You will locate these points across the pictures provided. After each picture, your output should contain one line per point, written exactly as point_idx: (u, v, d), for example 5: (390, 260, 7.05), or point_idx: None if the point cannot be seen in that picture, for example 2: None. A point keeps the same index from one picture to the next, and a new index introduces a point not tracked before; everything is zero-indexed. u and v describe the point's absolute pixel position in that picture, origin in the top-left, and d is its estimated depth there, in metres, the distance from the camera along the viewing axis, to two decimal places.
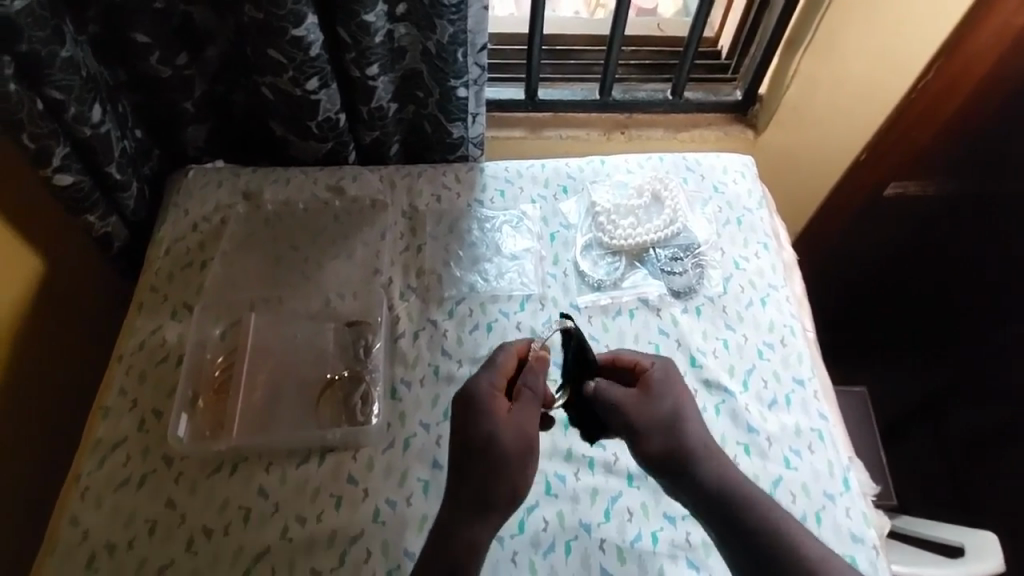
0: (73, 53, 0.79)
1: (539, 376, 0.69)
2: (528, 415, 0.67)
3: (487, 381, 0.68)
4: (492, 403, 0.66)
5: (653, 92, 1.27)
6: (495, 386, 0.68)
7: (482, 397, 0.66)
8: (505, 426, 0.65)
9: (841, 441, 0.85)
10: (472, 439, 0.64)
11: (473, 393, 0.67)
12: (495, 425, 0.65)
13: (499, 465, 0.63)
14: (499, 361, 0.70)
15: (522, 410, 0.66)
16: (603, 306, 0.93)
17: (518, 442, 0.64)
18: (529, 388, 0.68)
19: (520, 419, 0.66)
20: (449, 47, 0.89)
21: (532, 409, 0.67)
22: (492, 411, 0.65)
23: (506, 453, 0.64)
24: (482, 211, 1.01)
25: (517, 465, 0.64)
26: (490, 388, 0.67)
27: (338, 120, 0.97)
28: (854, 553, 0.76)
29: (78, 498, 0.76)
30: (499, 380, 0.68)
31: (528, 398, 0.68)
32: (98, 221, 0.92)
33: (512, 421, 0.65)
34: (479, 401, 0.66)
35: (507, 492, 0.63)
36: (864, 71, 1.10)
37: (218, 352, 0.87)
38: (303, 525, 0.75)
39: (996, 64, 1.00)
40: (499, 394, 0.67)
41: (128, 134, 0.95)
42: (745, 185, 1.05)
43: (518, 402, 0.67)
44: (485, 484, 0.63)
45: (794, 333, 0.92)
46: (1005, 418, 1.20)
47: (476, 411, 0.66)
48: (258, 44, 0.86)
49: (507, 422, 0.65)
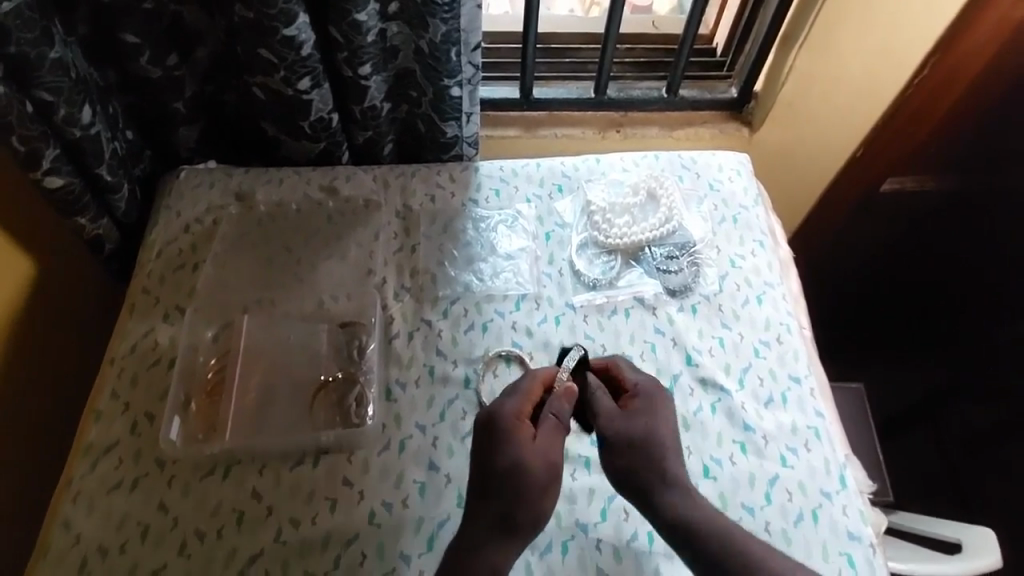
0: (62, 54, 0.78)
1: (564, 402, 0.70)
2: (553, 441, 0.67)
3: (511, 406, 0.68)
4: (517, 428, 0.66)
5: (648, 90, 1.26)
6: (520, 412, 0.68)
7: (506, 421, 0.67)
8: (530, 452, 0.65)
9: (838, 438, 0.85)
10: (498, 462, 0.64)
11: (499, 418, 0.67)
12: (520, 449, 0.65)
13: (523, 484, 0.63)
14: (522, 387, 0.71)
15: (547, 435, 0.67)
16: (599, 305, 0.92)
17: (544, 465, 0.65)
18: (553, 414, 0.69)
19: (545, 443, 0.66)
20: (441, 46, 0.89)
21: (556, 437, 0.67)
22: (517, 437, 0.66)
23: (531, 474, 0.64)
24: (477, 210, 1.01)
25: (541, 485, 0.64)
26: (514, 414, 0.67)
27: (331, 120, 0.97)
28: (851, 551, 0.76)
29: (69, 502, 0.75)
30: (523, 406, 0.69)
31: (553, 425, 0.68)
32: (89, 223, 0.91)
33: (537, 445, 0.66)
34: (506, 426, 0.66)
35: (531, 511, 0.63)
36: (860, 66, 1.10)
37: (211, 354, 0.86)
38: (297, 528, 0.74)
39: (996, 58, 0.99)
40: (524, 420, 0.68)
41: (119, 135, 0.94)
42: (740, 183, 1.04)
43: (543, 428, 0.68)
44: (511, 503, 0.63)
45: (790, 331, 0.91)
46: (1003, 412, 1.19)
47: (501, 436, 0.66)
48: (249, 44, 0.85)
49: (533, 446, 0.66)
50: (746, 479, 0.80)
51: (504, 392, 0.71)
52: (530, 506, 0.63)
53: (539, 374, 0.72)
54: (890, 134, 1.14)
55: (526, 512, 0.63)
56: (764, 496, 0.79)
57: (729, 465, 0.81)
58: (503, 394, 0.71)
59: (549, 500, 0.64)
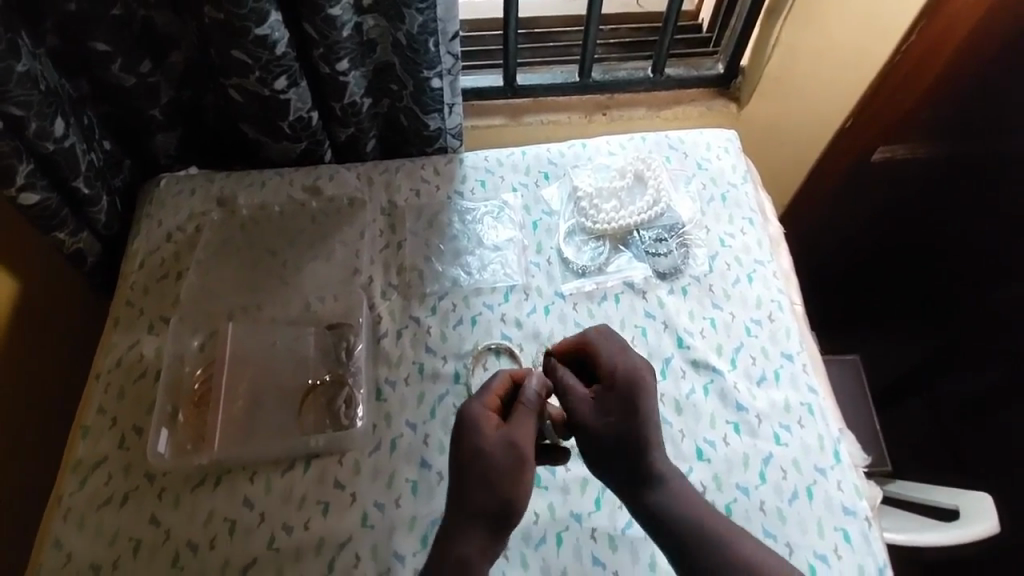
0: (29, 67, 0.77)
1: (532, 389, 0.67)
2: (521, 427, 0.64)
3: (476, 401, 0.66)
4: (484, 423, 0.64)
5: (633, 71, 1.24)
6: (487, 408, 0.66)
7: (469, 416, 0.65)
8: (495, 441, 0.63)
9: (832, 413, 0.84)
10: (462, 453, 0.63)
11: (462, 417, 0.65)
12: (484, 441, 0.63)
13: (484, 476, 0.62)
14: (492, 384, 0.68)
15: (516, 423, 0.64)
16: (588, 292, 0.91)
17: (510, 452, 0.62)
18: (523, 401, 0.65)
19: (512, 429, 0.63)
20: (419, 37, 0.87)
21: (529, 422, 0.64)
22: (480, 426, 0.64)
23: (496, 465, 0.62)
24: (463, 203, 0.99)
25: (510, 472, 0.62)
26: (479, 407, 0.65)
27: (311, 119, 0.96)
28: (847, 526, 0.75)
29: (60, 520, 0.75)
30: (490, 400, 0.66)
31: (523, 410, 0.65)
32: (68, 237, 0.91)
33: (502, 436, 0.63)
34: (469, 423, 0.64)
35: (496, 503, 0.61)
36: (853, 33, 1.07)
37: (198, 364, 0.86)
38: (290, 534, 0.74)
39: (996, 11, 0.92)
40: (491, 412, 0.66)
41: (95, 146, 0.93)
42: (728, 161, 1.03)
43: (513, 416, 0.65)
44: (470, 493, 0.61)
45: (782, 308, 0.90)
46: (995, 382, 1.16)
47: (468, 433, 0.64)
48: (221, 46, 0.83)
49: (500, 438, 0.63)
50: (740, 460, 0.79)
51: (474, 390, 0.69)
52: (500, 493, 0.61)
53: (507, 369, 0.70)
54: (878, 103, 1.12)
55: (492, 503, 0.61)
56: (758, 476, 0.78)
57: (723, 446, 0.80)
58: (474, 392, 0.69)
59: (520, 488, 0.62)
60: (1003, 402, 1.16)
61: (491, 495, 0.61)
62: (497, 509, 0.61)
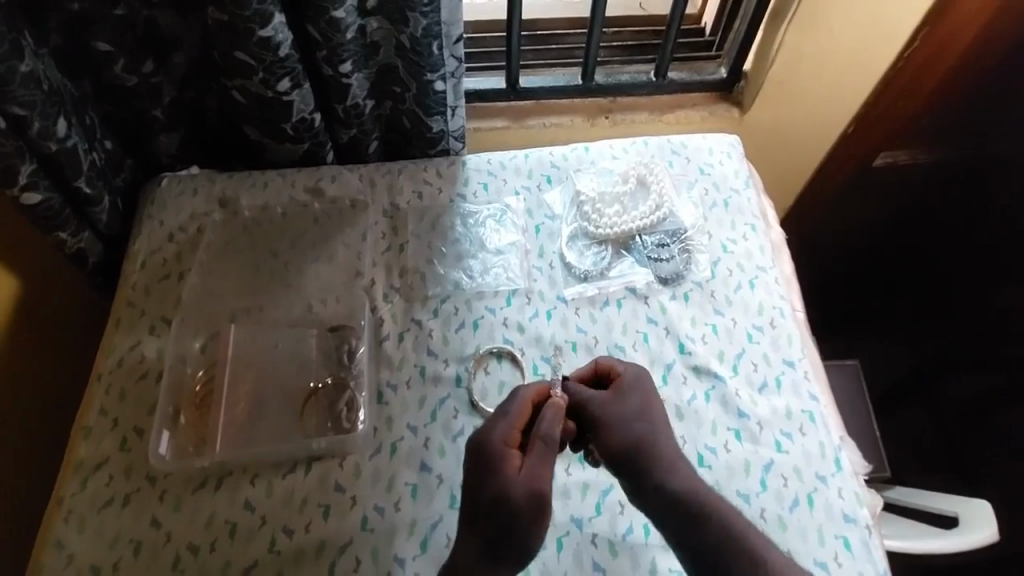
0: (32, 66, 0.76)
1: (550, 421, 0.67)
2: (539, 465, 0.64)
3: (499, 434, 0.67)
4: (504, 458, 0.65)
5: (636, 74, 1.24)
6: (507, 440, 0.66)
7: (491, 452, 0.65)
8: (515, 482, 0.62)
9: (833, 421, 0.84)
10: (482, 494, 0.63)
11: (484, 451, 0.66)
12: (505, 481, 0.63)
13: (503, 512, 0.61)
14: (510, 412, 0.69)
15: (534, 460, 0.64)
16: (591, 297, 0.91)
17: (530, 493, 0.61)
18: (541, 434, 0.66)
19: (532, 469, 0.63)
20: (423, 40, 0.86)
21: (547, 462, 0.64)
22: (501, 465, 0.64)
23: (515, 503, 0.61)
24: (465, 206, 0.99)
25: (531, 516, 0.61)
26: (501, 442, 0.66)
27: (313, 120, 0.95)
28: (847, 534, 0.75)
29: (61, 522, 0.75)
30: (510, 432, 0.67)
31: (542, 448, 0.65)
32: (70, 237, 0.91)
33: (519, 473, 0.63)
34: (489, 460, 0.65)
35: (519, 537, 0.61)
36: (856, 40, 1.07)
37: (199, 365, 0.86)
38: (291, 537, 0.74)
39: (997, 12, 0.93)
40: (512, 447, 0.66)
41: (97, 145, 0.93)
42: (731, 166, 1.03)
43: (531, 454, 0.65)
44: (493, 534, 0.61)
45: (784, 314, 0.90)
46: (994, 386, 1.17)
47: (486, 469, 0.64)
48: (226, 48, 0.83)
49: (518, 475, 0.63)
50: (741, 467, 0.79)
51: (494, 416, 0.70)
52: (522, 534, 0.61)
53: (528, 394, 0.70)
54: (878, 112, 1.14)
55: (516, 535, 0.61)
56: (759, 483, 0.78)
57: (724, 453, 0.80)
58: (493, 417, 0.70)
59: (541, 528, 0.61)
60: (1001, 406, 1.16)
61: (514, 536, 0.61)
62: (521, 548, 0.61)
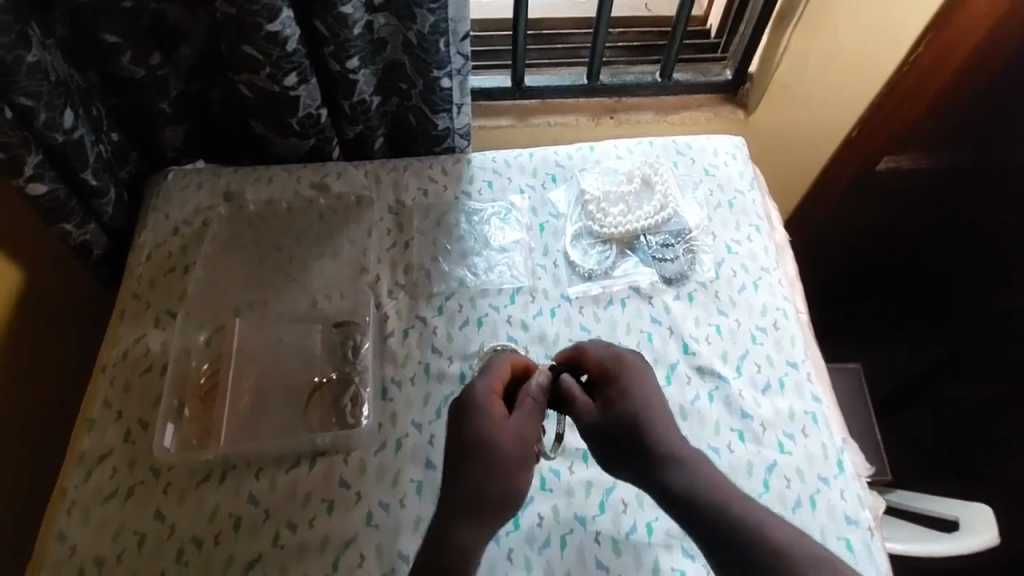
0: (39, 57, 0.76)
1: (538, 383, 0.70)
2: (526, 419, 0.67)
3: (484, 385, 0.68)
4: (490, 408, 0.66)
5: (641, 75, 1.24)
6: (494, 391, 0.68)
7: (479, 400, 0.66)
8: (503, 431, 0.65)
9: (836, 423, 0.84)
10: (470, 438, 0.64)
11: (471, 400, 0.66)
12: (495, 429, 0.65)
13: (490, 464, 0.63)
14: (493, 368, 0.70)
15: (522, 413, 0.67)
16: (595, 296, 0.91)
17: (517, 442, 0.65)
18: (529, 392, 0.69)
19: (519, 420, 0.66)
20: (430, 36, 0.86)
21: (534, 415, 0.68)
22: (490, 413, 0.66)
23: (502, 450, 0.64)
24: (470, 203, 0.99)
25: (517, 465, 0.64)
26: (488, 394, 0.67)
27: (319, 116, 0.95)
28: (849, 536, 0.75)
29: (64, 513, 0.75)
30: (496, 385, 0.69)
31: (529, 403, 0.68)
32: (75, 229, 0.91)
33: (507, 423, 0.66)
34: (477, 408, 0.66)
35: (498, 491, 0.63)
36: (862, 43, 1.07)
37: (204, 359, 0.86)
38: (295, 531, 0.74)
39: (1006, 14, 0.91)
40: (497, 399, 0.68)
41: (103, 137, 0.93)
42: (736, 167, 1.03)
43: (519, 408, 0.68)
44: (477, 482, 0.63)
45: (787, 316, 0.90)
46: (995, 390, 1.17)
47: (475, 417, 0.65)
48: (233, 42, 0.83)
49: (507, 424, 0.66)
50: (744, 468, 0.79)
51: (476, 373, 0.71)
52: (506, 482, 0.63)
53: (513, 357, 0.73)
54: (886, 112, 1.11)
55: (496, 491, 0.63)
56: (762, 483, 0.78)
57: (727, 453, 0.80)
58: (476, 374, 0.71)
59: (523, 477, 0.64)
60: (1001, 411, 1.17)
61: (497, 482, 0.63)
62: (502, 496, 0.63)
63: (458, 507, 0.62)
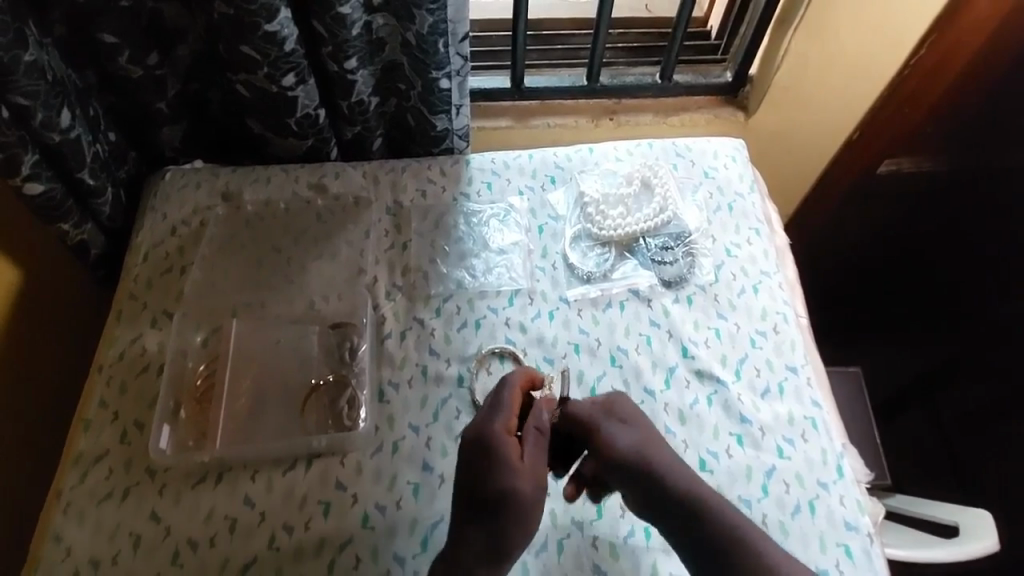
0: (36, 56, 0.76)
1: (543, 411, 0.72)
2: (537, 456, 0.69)
3: (501, 423, 0.68)
4: (509, 447, 0.67)
5: (641, 76, 1.24)
6: (508, 429, 0.69)
7: (500, 442, 0.67)
8: (524, 475, 0.66)
9: (835, 428, 0.84)
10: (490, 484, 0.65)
11: (491, 439, 0.67)
12: (516, 474, 0.66)
13: (513, 509, 0.64)
14: (506, 400, 0.71)
15: (535, 453, 0.68)
16: (593, 299, 0.91)
17: (535, 486, 0.66)
18: (539, 426, 0.71)
19: (534, 461, 0.68)
20: (429, 37, 0.86)
21: (543, 452, 0.69)
22: (511, 456, 0.66)
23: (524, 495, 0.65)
24: (469, 205, 0.99)
25: (534, 512, 0.65)
26: (505, 433, 0.68)
27: (318, 116, 0.95)
28: (848, 542, 0.75)
29: (60, 513, 0.75)
30: (510, 421, 0.69)
31: (537, 438, 0.70)
32: (72, 229, 0.90)
33: (524, 463, 0.67)
34: (499, 450, 0.66)
35: (519, 535, 0.64)
36: (863, 48, 1.06)
37: (200, 359, 0.85)
38: (291, 534, 0.74)
39: (1011, 18, 0.91)
40: (512, 437, 0.68)
41: (100, 137, 0.92)
42: (736, 170, 1.03)
43: (529, 444, 0.69)
44: (500, 529, 0.64)
45: (787, 320, 0.90)
46: (997, 393, 1.18)
47: (495, 459, 0.66)
48: (231, 42, 0.83)
49: (525, 465, 0.67)
50: (743, 473, 0.79)
51: (487, 404, 0.71)
52: (525, 528, 0.65)
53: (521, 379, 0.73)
54: (889, 113, 1.09)
55: (517, 536, 0.64)
56: (761, 489, 0.78)
57: (726, 458, 0.80)
58: (487, 405, 0.71)
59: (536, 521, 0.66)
60: (1003, 414, 1.18)
61: (517, 529, 0.64)
62: (519, 543, 0.65)
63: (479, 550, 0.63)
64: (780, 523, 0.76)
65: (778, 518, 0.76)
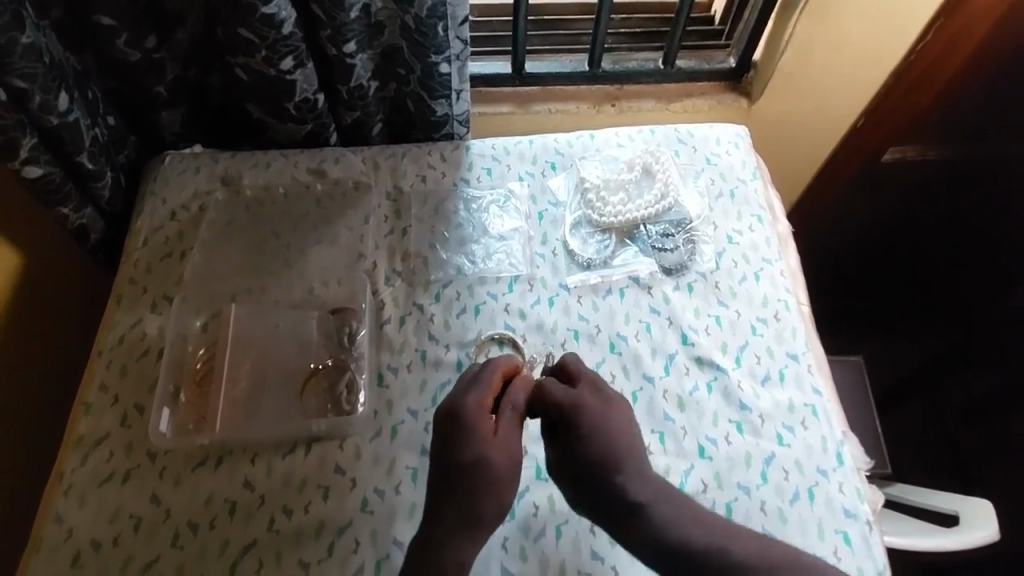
0: (33, 38, 0.75)
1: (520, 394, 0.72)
2: (511, 435, 0.69)
3: (473, 399, 0.69)
4: (477, 422, 0.68)
5: (644, 61, 1.23)
6: (481, 405, 0.69)
7: (469, 415, 0.68)
8: (492, 447, 0.67)
9: (836, 416, 0.84)
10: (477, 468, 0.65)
11: (461, 413, 0.68)
12: (484, 445, 0.67)
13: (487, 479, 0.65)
14: (483, 378, 0.71)
15: (506, 432, 0.69)
16: (593, 285, 0.91)
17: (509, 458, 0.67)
18: (512, 407, 0.70)
19: (505, 439, 0.68)
20: (428, 20, 0.85)
21: (517, 430, 0.70)
22: (479, 430, 0.67)
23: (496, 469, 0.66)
24: (468, 190, 0.98)
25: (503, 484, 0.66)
26: (477, 407, 0.69)
27: (317, 101, 0.94)
28: (847, 529, 0.75)
29: (62, 496, 0.75)
30: (485, 398, 0.70)
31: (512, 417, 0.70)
32: (72, 213, 0.90)
33: (497, 439, 0.68)
34: (467, 423, 0.68)
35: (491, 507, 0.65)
36: (866, 36, 1.05)
37: (200, 343, 0.86)
38: (290, 517, 0.74)
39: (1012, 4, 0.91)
40: (486, 413, 0.69)
41: (99, 121, 0.92)
42: (738, 156, 1.02)
43: (502, 421, 0.69)
44: (468, 504, 0.65)
45: (788, 308, 0.89)
46: (998, 381, 1.18)
47: (465, 431, 0.67)
48: (229, 23, 0.82)
49: (495, 441, 0.68)
50: (742, 459, 0.79)
51: (466, 380, 0.72)
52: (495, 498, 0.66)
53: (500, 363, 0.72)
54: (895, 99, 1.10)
55: (492, 503, 0.66)
56: (760, 475, 0.78)
57: (725, 445, 0.80)
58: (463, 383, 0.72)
59: (509, 491, 0.67)
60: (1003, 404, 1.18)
61: (489, 497, 0.66)
62: (495, 513, 0.66)
63: (449, 525, 0.64)
64: (779, 510, 0.76)
65: (777, 506, 0.76)
